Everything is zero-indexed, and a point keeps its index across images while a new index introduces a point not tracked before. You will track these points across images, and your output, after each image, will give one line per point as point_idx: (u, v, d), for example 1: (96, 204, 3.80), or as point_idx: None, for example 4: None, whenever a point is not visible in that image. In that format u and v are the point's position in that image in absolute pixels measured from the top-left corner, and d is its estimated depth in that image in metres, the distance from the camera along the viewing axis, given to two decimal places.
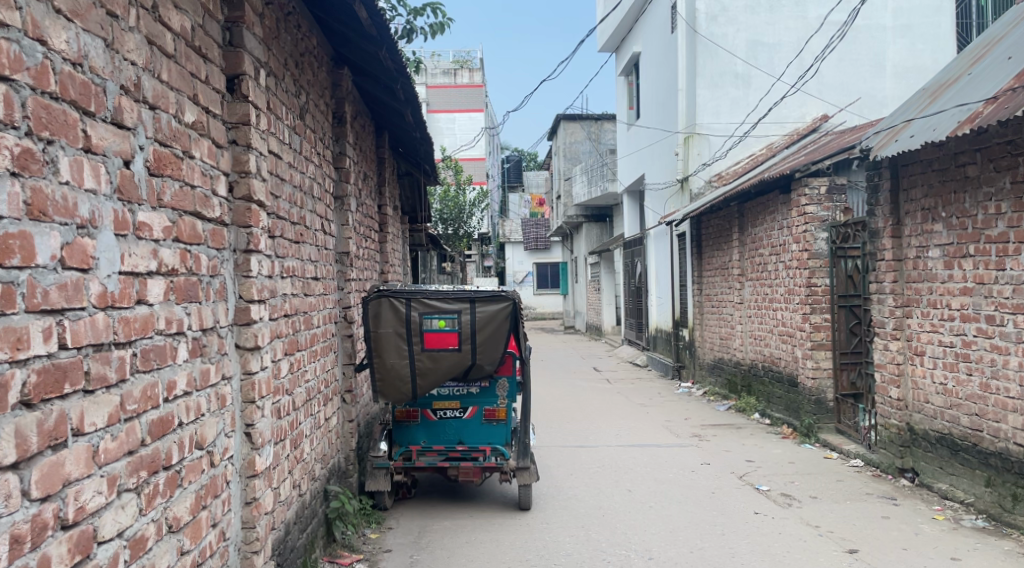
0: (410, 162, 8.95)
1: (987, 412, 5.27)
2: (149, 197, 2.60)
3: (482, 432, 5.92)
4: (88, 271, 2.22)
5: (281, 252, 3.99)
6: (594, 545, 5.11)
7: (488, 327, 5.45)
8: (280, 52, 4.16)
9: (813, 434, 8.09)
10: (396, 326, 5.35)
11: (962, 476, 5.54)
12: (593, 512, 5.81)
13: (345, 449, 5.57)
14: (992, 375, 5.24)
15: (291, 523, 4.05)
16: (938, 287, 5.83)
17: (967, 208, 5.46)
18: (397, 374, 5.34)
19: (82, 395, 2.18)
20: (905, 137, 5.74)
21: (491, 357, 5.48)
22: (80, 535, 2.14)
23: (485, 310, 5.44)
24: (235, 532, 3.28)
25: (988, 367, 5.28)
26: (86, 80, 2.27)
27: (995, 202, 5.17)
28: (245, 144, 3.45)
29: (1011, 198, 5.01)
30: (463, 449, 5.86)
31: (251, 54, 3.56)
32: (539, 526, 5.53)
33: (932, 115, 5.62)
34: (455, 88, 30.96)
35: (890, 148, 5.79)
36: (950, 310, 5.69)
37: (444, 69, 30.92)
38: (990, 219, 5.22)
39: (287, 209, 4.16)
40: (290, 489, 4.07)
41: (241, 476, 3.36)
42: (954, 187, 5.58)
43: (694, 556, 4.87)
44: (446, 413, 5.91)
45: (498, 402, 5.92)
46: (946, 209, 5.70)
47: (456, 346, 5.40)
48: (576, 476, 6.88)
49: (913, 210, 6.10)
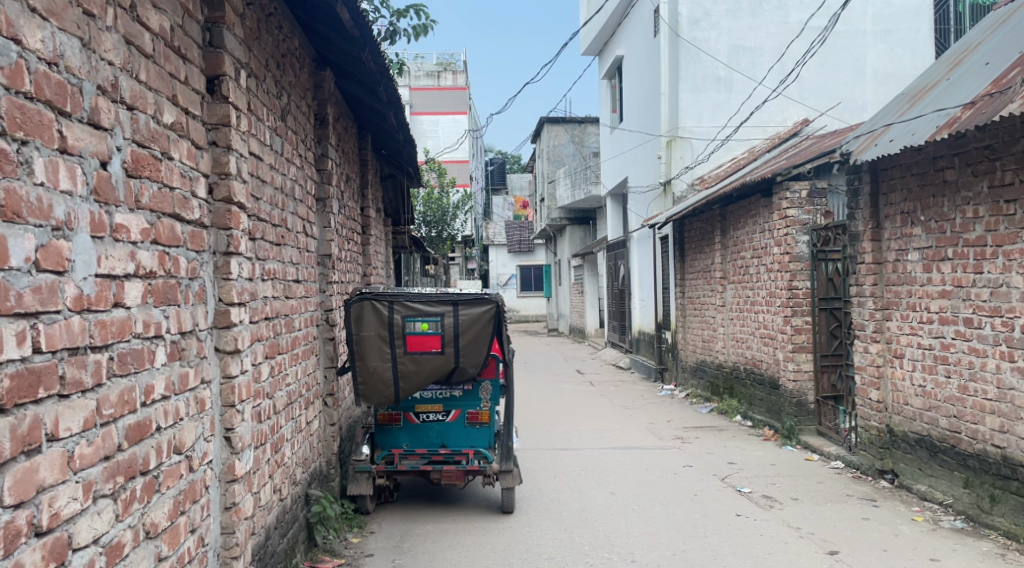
0: (393, 165, 8.93)
1: (965, 414, 5.32)
2: (127, 198, 2.57)
3: (466, 435, 5.90)
4: (64, 273, 2.19)
5: (262, 254, 3.96)
6: (576, 548, 5.10)
7: (471, 329, 5.43)
8: (261, 53, 4.12)
9: (794, 435, 8.13)
10: (379, 329, 5.33)
11: (940, 477, 5.60)
12: (576, 515, 5.81)
13: (327, 453, 5.53)
14: (970, 377, 5.29)
15: (271, 528, 4.01)
16: (917, 290, 5.88)
17: (945, 212, 5.51)
18: (379, 377, 5.32)
19: (57, 400, 2.14)
20: (884, 142, 5.80)
21: (474, 360, 5.45)
22: (54, 542, 2.11)
23: (468, 313, 5.42)
24: (214, 537, 3.24)
25: (966, 369, 5.33)
26: (62, 80, 2.24)
27: (972, 206, 5.22)
28: (225, 145, 3.42)
29: (988, 202, 5.07)
30: (446, 452, 5.84)
31: (232, 54, 3.53)
32: (522, 529, 5.51)
33: (912, 119, 5.68)
34: (439, 90, 30.98)
35: (870, 152, 5.85)
36: (928, 313, 5.75)
37: (428, 72, 30.93)
38: (967, 222, 5.27)
39: (267, 211, 4.13)
40: (270, 493, 4.04)
41: (220, 480, 3.32)
42: (932, 191, 5.64)
43: (676, 559, 4.87)
44: (429, 416, 5.88)
45: (481, 405, 5.90)
46: (925, 213, 5.74)
47: (439, 349, 5.38)
48: (559, 479, 6.88)
49: (893, 213, 6.16)
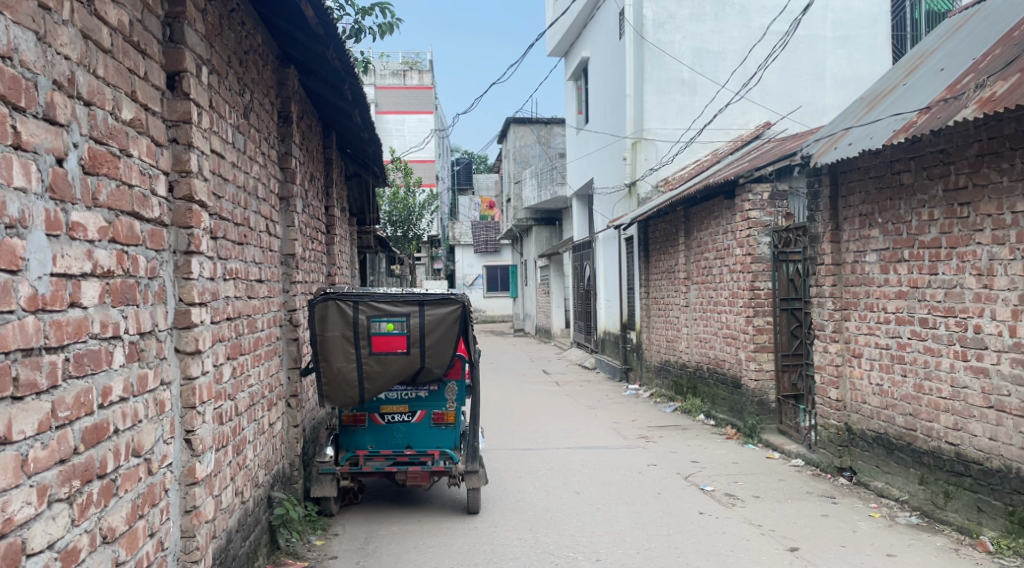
0: (359, 164, 8.87)
1: (920, 412, 5.44)
2: (84, 196, 2.52)
3: (431, 436, 5.88)
4: (18, 272, 2.14)
5: (224, 253, 3.90)
6: (542, 547, 5.11)
7: (437, 329, 5.42)
8: (223, 49, 4.07)
9: (756, 434, 8.25)
10: (343, 329, 5.28)
11: (897, 474, 5.72)
12: (541, 514, 5.82)
13: (290, 454, 5.47)
14: (925, 376, 5.41)
15: (233, 531, 3.96)
16: (874, 291, 6.00)
17: (902, 215, 5.63)
18: (344, 377, 5.27)
19: (9, 402, 2.09)
20: (843, 145, 5.91)
21: (440, 360, 5.45)
22: (7, 548, 2.06)
23: (434, 313, 5.41)
24: (174, 541, 3.19)
25: (922, 368, 5.45)
26: (16, 74, 2.18)
27: (927, 209, 5.34)
28: (187, 143, 3.37)
29: (943, 205, 5.19)
30: (412, 453, 5.81)
31: (193, 50, 3.48)
32: (487, 530, 5.52)
33: (870, 123, 5.80)
34: (405, 89, 30.82)
35: (830, 155, 5.95)
36: (885, 314, 5.87)
37: (394, 70, 30.77)
38: (922, 225, 5.40)
39: (230, 209, 4.07)
40: (232, 496, 3.99)
41: (181, 483, 3.27)
42: (890, 194, 5.76)
43: (641, 557, 4.90)
44: (394, 417, 5.85)
45: (447, 405, 5.89)
46: (883, 215, 5.86)
47: (405, 349, 5.35)
48: (524, 479, 6.89)
49: (851, 216, 6.28)
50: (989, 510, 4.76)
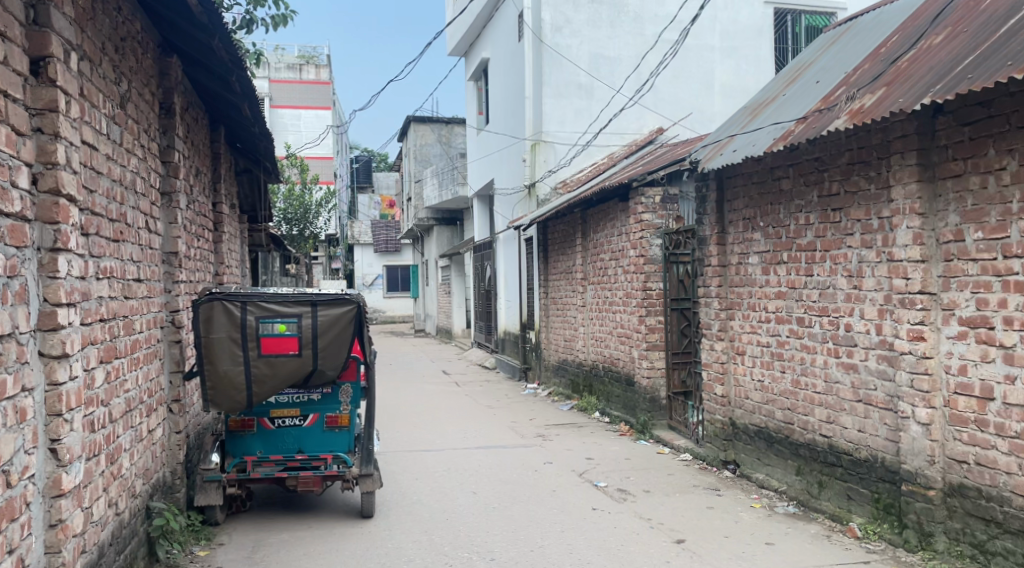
0: (249, 159, 8.59)
1: (797, 406, 5.72)
2: None
3: (324, 440, 5.74)
4: None
5: (96, 251, 3.69)
6: (436, 549, 5.08)
7: (330, 331, 5.30)
8: (95, 35, 3.84)
9: (648, 430, 8.48)
10: (230, 331, 5.09)
11: (776, 465, 5.99)
12: (435, 516, 5.79)
13: (172, 462, 5.23)
14: (802, 372, 5.69)
15: (106, 544, 3.75)
16: (756, 291, 6.27)
17: (781, 219, 5.90)
18: (230, 380, 5.06)
19: None
20: (728, 151, 6.15)
21: (334, 362, 5.33)
22: None
23: (327, 314, 5.30)
24: (37, 557, 2.99)
25: (798, 364, 5.73)
26: None
27: (804, 213, 5.62)
28: (52, 133, 3.16)
29: (818, 210, 5.47)
30: (303, 458, 5.66)
31: (61, 34, 3.27)
32: (380, 533, 5.44)
33: (752, 131, 6.06)
34: (302, 84, 30.07)
35: (716, 161, 6.18)
36: (766, 313, 6.15)
37: (289, 65, 29.98)
38: (799, 228, 5.68)
39: (103, 204, 3.85)
40: (105, 507, 3.78)
41: (45, 496, 3.06)
42: (770, 199, 6.03)
43: (534, 555, 4.95)
44: (285, 421, 5.68)
45: (341, 408, 5.77)
46: (764, 219, 6.13)
47: (297, 351, 5.21)
48: (420, 481, 6.84)
49: (735, 219, 6.54)
50: (858, 497, 5.05)
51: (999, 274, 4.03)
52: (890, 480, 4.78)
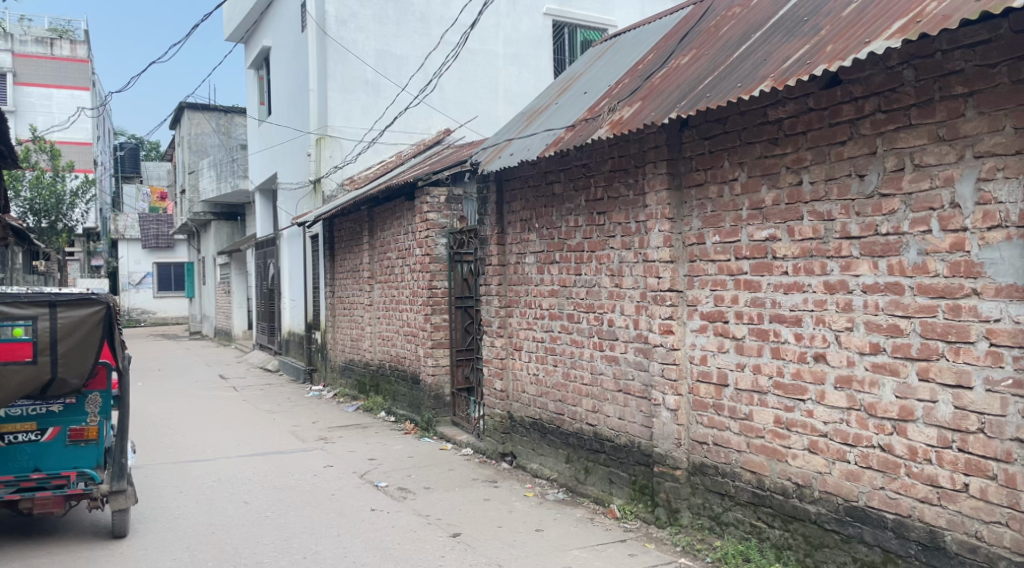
0: None
1: (567, 398, 6.05)
2: None
3: (66, 456, 5.22)
4: None
5: None
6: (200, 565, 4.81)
7: (73, 335, 4.82)
8: None
9: (432, 428, 8.56)
10: None
11: (548, 455, 6.30)
12: (202, 529, 5.47)
13: None
14: (571, 365, 6.02)
15: None
16: (532, 289, 6.54)
17: (554, 221, 6.21)
18: None
19: None
20: (505, 155, 6.36)
21: (79, 368, 4.86)
22: None
23: (70, 316, 4.82)
24: None
25: (568, 358, 6.06)
26: None
27: (573, 216, 5.95)
28: None
29: (585, 214, 5.81)
30: (40, 477, 5.11)
31: None
32: (137, 553, 5.05)
33: (527, 136, 6.31)
34: (53, 61, 27.08)
35: (494, 163, 6.38)
36: (540, 310, 6.44)
37: (36, 38, 26.86)
38: (570, 230, 6.00)
39: None
40: None
41: None
42: (544, 202, 6.32)
43: (307, 562, 4.84)
44: (17, 437, 5.09)
45: (88, 420, 5.27)
46: (538, 221, 6.42)
47: (31, 358, 4.70)
48: (188, 493, 6.43)
49: (513, 220, 6.78)
50: (618, 480, 5.44)
51: (732, 274, 4.51)
52: (644, 463, 5.20)
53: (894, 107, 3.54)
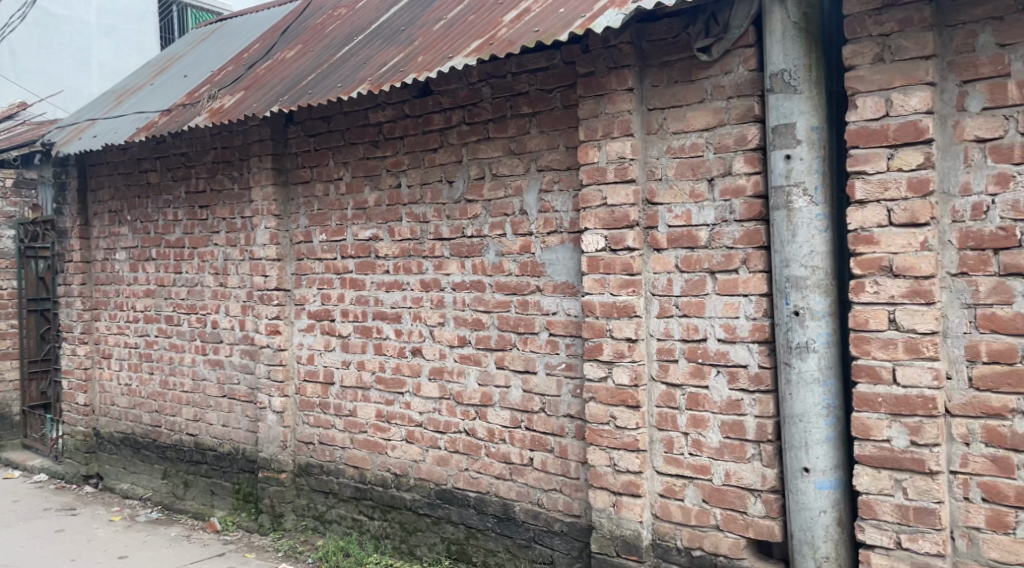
0: None
1: (165, 408, 5.59)
2: None
3: None
4: None
5: None
6: None
7: None
8: None
9: None
10: None
11: (142, 472, 5.76)
12: None
13: None
14: (170, 372, 5.57)
15: None
16: (124, 289, 5.92)
17: (149, 214, 5.68)
18: None
19: None
20: (87, 136, 5.66)
21: None
22: None
23: None
24: None
25: (167, 365, 5.59)
26: None
27: (172, 209, 5.50)
28: None
29: (185, 207, 5.42)
30: None
31: None
32: None
33: (114, 118, 5.68)
34: None
35: (72, 145, 5.63)
36: (134, 313, 5.85)
37: None
38: (168, 225, 5.54)
39: None
40: None
41: None
42: (137, 192, 5.74)
43: None
44: None
45: None
46: (131, 213, 5.82)
47: None
48: None
49: (100, 211, 6.06)
50: (220, 491, 5.18)
51: (338, 273, 4.55)
52: (248, 470, 5.02)
53: (475, 120, 3.87)
